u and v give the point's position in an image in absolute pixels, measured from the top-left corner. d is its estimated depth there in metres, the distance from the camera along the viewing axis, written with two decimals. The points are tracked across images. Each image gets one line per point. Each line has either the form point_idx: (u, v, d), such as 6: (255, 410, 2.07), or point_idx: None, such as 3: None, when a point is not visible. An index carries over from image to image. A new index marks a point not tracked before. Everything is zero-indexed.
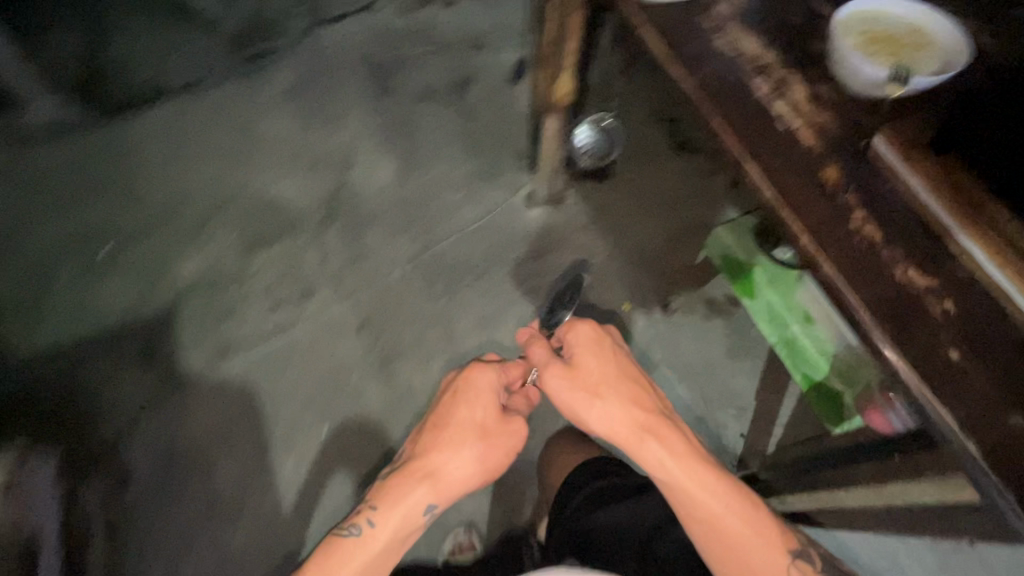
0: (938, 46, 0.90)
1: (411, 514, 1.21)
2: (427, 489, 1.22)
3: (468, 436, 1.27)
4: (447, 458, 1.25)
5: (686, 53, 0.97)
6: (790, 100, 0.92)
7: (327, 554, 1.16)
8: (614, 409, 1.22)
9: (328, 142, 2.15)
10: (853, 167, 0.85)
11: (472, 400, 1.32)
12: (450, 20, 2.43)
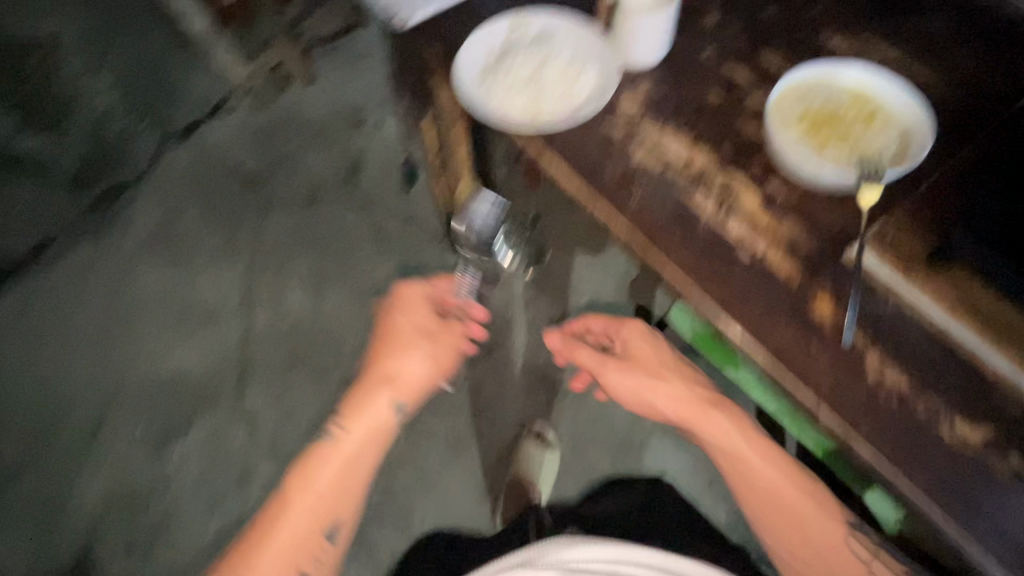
0: (895, 117, 0.75)
1: (379, 430, 1.10)
2: (392, 392, 1.11)
3: (423, 345, 1.12)
4: (409, 368, 1.11)
5: (609, 184, 0.81)
6: (744, 216, 0.77)
7: (306, 481, 1.02)
8: (681, 388, 1.05)
9: (206, 286, 1.60)
10: (849, 295, 0.71)
11: (412, 342, 1.12)
12: (313, 89, 1.81)
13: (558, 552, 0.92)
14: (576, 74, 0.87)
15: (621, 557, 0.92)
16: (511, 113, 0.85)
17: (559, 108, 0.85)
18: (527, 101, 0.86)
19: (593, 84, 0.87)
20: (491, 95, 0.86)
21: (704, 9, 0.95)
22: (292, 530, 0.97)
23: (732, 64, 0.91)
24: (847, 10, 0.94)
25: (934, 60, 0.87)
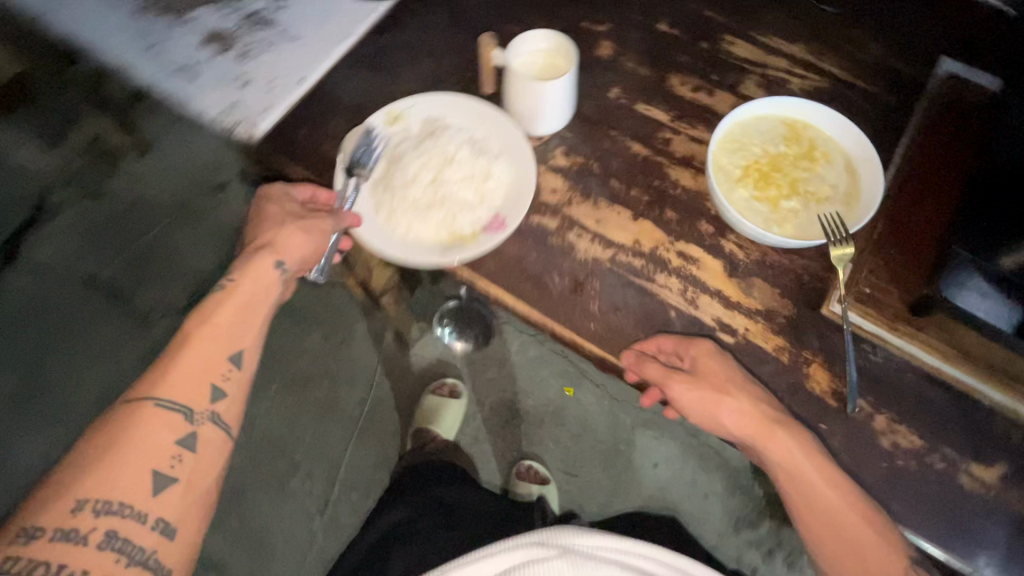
0: (835, 149, 0.69)
1: (257, 299, 0.74)
2: (275, 253, 0.74)
3: (292, 221, 0.74)
4: (284, 233, 0.74)
5: (560, 291, 0.70)
6: (712, 289, 0.70)
7: (198, 321, 0.70)
8: (740, 407, 0.65)
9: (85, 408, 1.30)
10: (839, 360, 0.66)
11: (283, 222, 0.74)
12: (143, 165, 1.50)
13: (567, 535, 0.69)
14: (484, 166, 0.72)
15: (634, 551, 0.69)
16: (422, 238, 0.69)
17: (478, 214, 0.70)
18: (438, 217, 0.70)
19: (510, 171, 0.72)
20: (391, 223, 0.70)
21: (594, 47, 0.85)
22: (186, 383, 0.66)
23: (644, 102, 0.81)
24: (739, 16, 0.87)
25: (835, 57, 0.84)
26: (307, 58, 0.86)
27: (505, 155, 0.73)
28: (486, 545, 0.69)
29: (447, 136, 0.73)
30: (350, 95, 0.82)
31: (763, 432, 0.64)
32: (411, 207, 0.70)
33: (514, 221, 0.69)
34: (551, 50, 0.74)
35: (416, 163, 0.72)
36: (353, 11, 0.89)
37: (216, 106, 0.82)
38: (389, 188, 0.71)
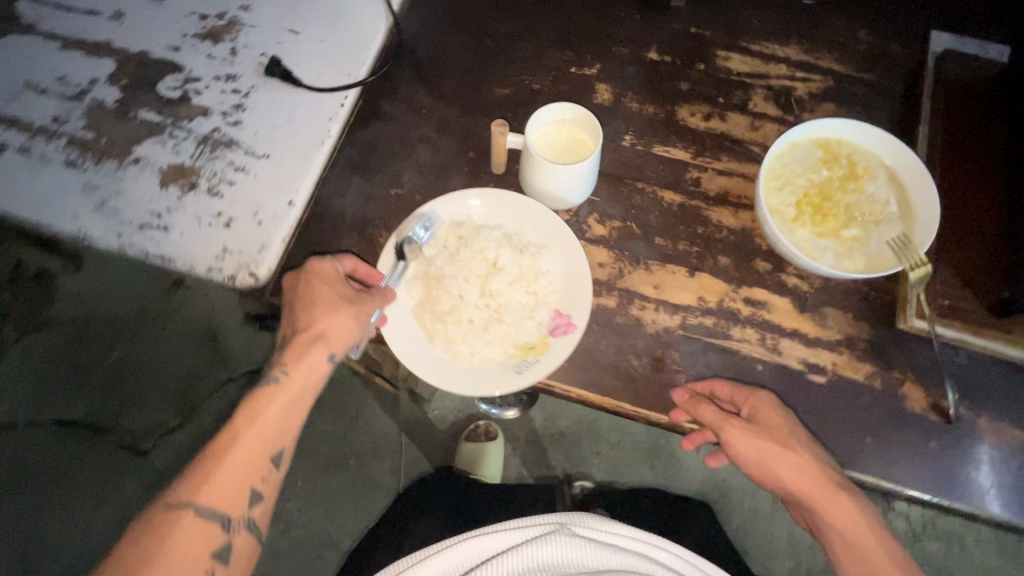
0: (873, 162, 0.68)
1: (307, 392, 0.63)
2: (327, 344, 0.62)
3: (346, 307, 0.62)
4: (340, 318, 0.62)
5: (642, 373, 0.67)
6: (789, 331, 0.68)
7: (246, 418, 0.60)
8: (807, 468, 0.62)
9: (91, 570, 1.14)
10: (929, 373, 0.66)
11: (336, 312, 0.62)
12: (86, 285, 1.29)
13: (588, 519, 0.66)
14: (530, 264, 0.67)
15: (654, 544, 0.65)
16: (490, 359, 0.64)
17: (539, 317, 0.65)
18: (500, 332, 0.65)
19: (556, 261, 0.67)
20: (452, 352, 0.64)
21: (592, 94, 0.80)
22: (224, 488, 0.57)
23: (661, 143, 0.77)
24: (725, 26, 0.84)
25: (833, 52, 0.81)
26: (287, 173, 0.76)
27: (547, 246, 0.68)
28: (514, 520, 0.66)
29: (482, 240, 0.68)
30: (351, 208, 0.74)
31: (822, 485, 0.62)
32: (468, 329, 0.65)
33: (581, 314, 0.64)
34: (573, 125, 0.69)
35: (458, 278, 0.67)
36: (321, 107, 0.80)
37: (203, 255, 0.72)
38: (438, 313, 0.65)
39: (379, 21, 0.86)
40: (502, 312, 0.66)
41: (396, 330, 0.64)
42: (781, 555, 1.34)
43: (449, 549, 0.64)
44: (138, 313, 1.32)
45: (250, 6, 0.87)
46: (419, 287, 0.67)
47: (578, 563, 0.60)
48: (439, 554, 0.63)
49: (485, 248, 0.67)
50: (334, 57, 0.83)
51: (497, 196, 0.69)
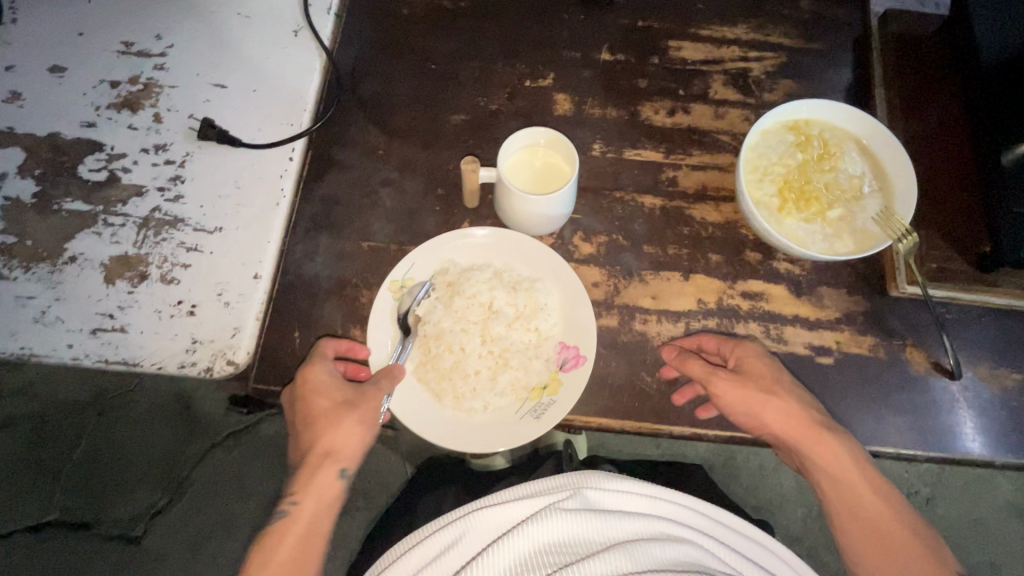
0: (842, 137, 0.68)
1: (324, 521, 0.57)
2: (336, 459, 0.58)
3: (347, 415, 0.58)
4: (353, 427, 0.58)
5: (658, 389, 0.65)
6: (790, 317, 0.68)
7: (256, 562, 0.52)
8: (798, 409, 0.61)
9: None
10: (927, 335, 0.67)
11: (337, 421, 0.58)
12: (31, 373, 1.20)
13: (596, 479, 0.59)
14: (528, 300, 0.65)
15: (661, 498, 0.60)
16: (504, 406, 0.61)
17: (546, 354, 0.63)
18: (509, 378, 0.62)
19: (553, 292, 0.65)
20: (465, 408, 0.61)
21: (552, 106, 0.77)
22: None
23: (631, 147, 0.75)
24: (671, 12, 0.82)
25: (781, 26, 0.81)
26: (246, 244, 0.71)
27: (540, 278, 0.66)
28: (520, 485, 0.61)
29: (474, 285, 0.65)
30: (324, 271, 0.69)
31: (804, 434, 0.59)
32: (476, 381, 0.62)
33: (587, 342, 0.62)
34: (547, 151, 0.66)
35: (456, 329, 0.64)
36: (268, 166, 0.74)
37: (170, 350, 0.66)
38: (442, 371, 0.62)
39: (312, 61, 0.80)
40: (507, 357, 0.63)
41: (402, 398, 0.61)
42: (794, 505, 1.39)
43: (475, 517, 0.58)
44: (99, 397, 1.18)
45: (165, 64, 0.80)
46: (417, 347, 0.64)
47: (587, 539, 0.54)
48: (464, 522, 0.58)
49: (478, 293, 0.65)
50: (271, 108, 0.77)
51: (480, 235, 0.67)
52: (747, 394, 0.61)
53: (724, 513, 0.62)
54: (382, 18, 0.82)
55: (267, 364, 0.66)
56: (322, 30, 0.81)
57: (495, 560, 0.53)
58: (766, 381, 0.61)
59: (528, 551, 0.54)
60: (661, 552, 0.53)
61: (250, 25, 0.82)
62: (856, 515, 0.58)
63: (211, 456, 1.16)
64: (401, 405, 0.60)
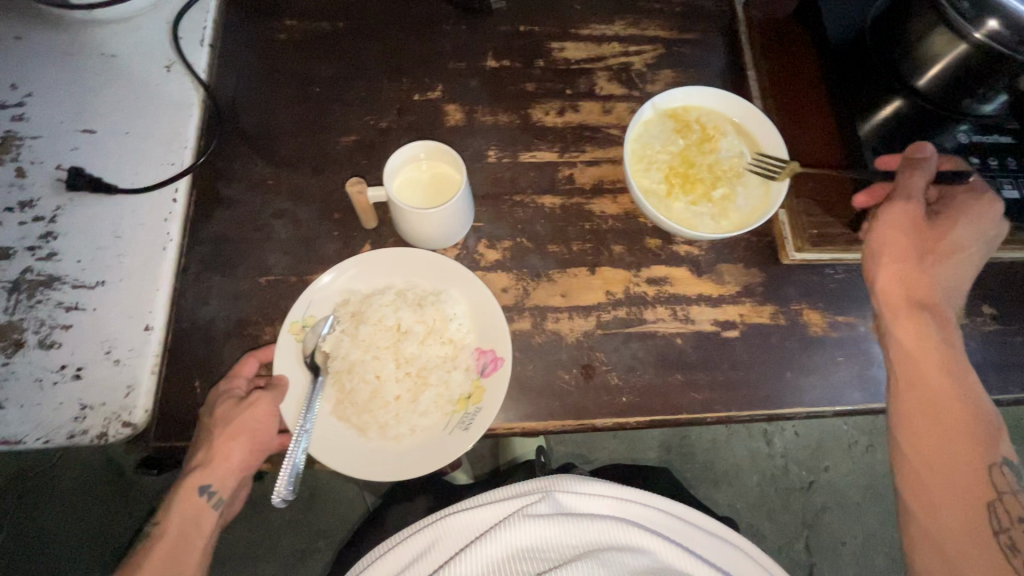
0: (717, 119, 0.72)
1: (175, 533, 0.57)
2: (199, 475, 0.57)
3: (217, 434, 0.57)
4: (219, 448, 0.57)
5: (577, 386, 0.66)
6: (694, 297, 0.71)
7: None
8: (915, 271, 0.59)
9: None
10: (818, 297, 0.72)
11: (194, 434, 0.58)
12: None
13: (569, 483, 0.59)
14: (434, 315, 0.65)
15: (633, 501, 0.59)
16: (430, 426, 0.61)
17: (464, 363, 0.63)
18: (431, 396, 0.62)
19: (459, 301, 0.65)
20: (391, 437, 0.60)
21: (443, 118, 0.77)
22: None
23: (525, 150, 0.76)
24: (552, 16, 0.84)
25: (655, 21, 0.84)
26: (132, 296, 0.66)
27: (444, 290, 0.66)
28: (495, 490, 0.60)
29: (376, 310, 0.65)
30: (220, 314, 0.66)
31: (899, 301, 0.59)
32: (398, 406, 0.61)
33: (502, 343, 0.62)
34: (431, 162, 0.66)
35: (367, 358, 0.64)
36: (150, 210, 0.70)
37: (56, 421, 0.61)
38: (360, 405, 0.61)
39: (189, 95, 0.77)
40: (425, 375, 0.63)
41: (321, 439, 0.59)
42: (748, 473, 1.44)
43: (443, 523, 0.57)
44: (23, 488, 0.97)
45: (24, 114, 0.74)
46: (331, 385, 0.63)
47: (560, 544, 0.53)
48: (435, 526, 0.57)
49: (383, 317, 0.65)
50: (148, 149, 0.73)
51: (377, 257, 0.66)
52: (892, 237, 0.60)
53: (697, 515, 0.61)
54: (260, 47, 0.80)
55: (168, 419, 0.62)
56: (196, 63, 0.78)
57: (466, 562, 0.52)
58: (919, 243, 0.59)
59: (502, 558, 0.52)
60: (632, 559, 0.52)
61: (117, 64, 0.78)
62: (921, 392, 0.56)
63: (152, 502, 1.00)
64: (322, 449, 0.58)
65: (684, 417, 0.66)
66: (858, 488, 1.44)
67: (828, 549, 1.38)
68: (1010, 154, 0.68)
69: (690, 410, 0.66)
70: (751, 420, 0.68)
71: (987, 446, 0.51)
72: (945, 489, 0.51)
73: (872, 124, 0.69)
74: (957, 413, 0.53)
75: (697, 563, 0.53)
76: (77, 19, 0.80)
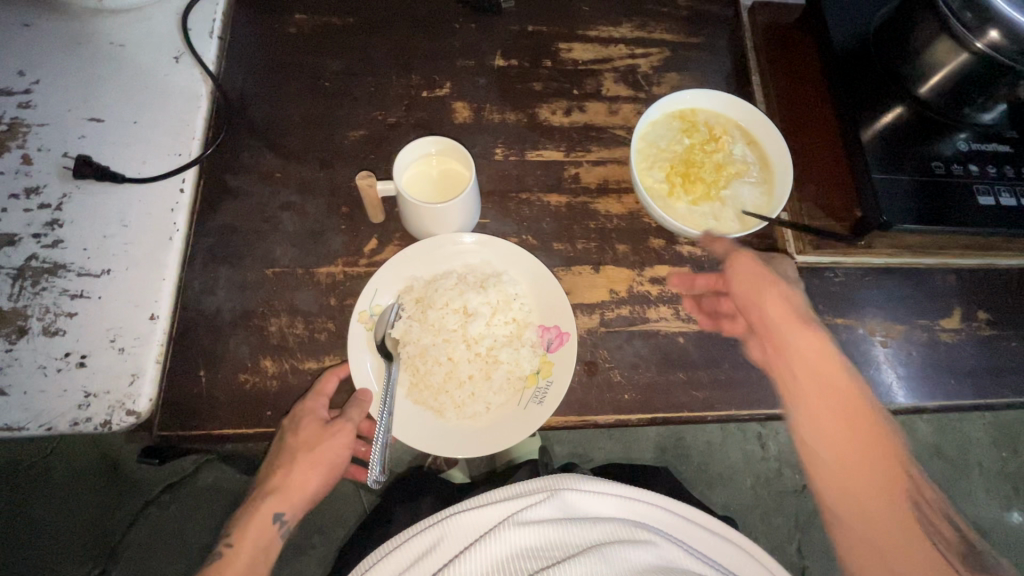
0: (723, 121, 0.73)
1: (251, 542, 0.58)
2: (275, 502, 0.60)
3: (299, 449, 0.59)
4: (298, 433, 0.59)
5: (579, 382, 0.67)
6: (697, 297, 0.71)
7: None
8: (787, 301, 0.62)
9: None
10: (817, 299, 0.73)
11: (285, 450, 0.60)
12: None
13: (573, 482, 0.59)
14: (499, 295, 0.65)
15: (637, 499, 0.60)
16: (500, 403, 0.62)
17: (530, 341, 0.64)
18: (503, 373, 0.63)
19: (520, 282, 0.66)
20: (468, 415, 0.61)
21: (451, 115, 0.78)
22: None
23: (531, 148, 0.77)
24: (559, 17, 0.85)
25: (661, 24, 0.85)
26: (138, 285, 0.66)
27: (504, 271, 0.66)
28: (500, 489, 0.60)
29: (443, 294, 0.64)
30: (226, 304, 0.66)
31: (788, 322, 0.61)
32: (472, 385, 0.62)
33: (566, 319, 0.64)
34: (440, 158, 0.66)
35: (439, 342, 0.64)
36: (157, 200, 0.71)
37: (60, 409, 0.61)
38: (436, 386, 0.62)
39: (198, 87, 0.77)
40: (494, 354, 0.64)
41: (402, 423, 0.60)
42: (742, 476, 1.45)
43: (448, 521, 0.58)
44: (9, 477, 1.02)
45: (31, 102, 0.74)
46: (404, 370, 0.63)
47: (564, 542, 0.53)
48: (440, 525, 0.58)
49: (449, 301, 0.64)
50: (156, 139, 0.74)
51: (438, 242, 0.66)
52: (750, 271, 0.63)
53: (697, 513, 0.62)
54: (270, 41, 0.80)
55: (172, 408, 0.62)
56: (205, 54, 0.79)
57: (470, 562, 0.52)
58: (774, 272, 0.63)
59: (507, 556, 0.53)
60: (635, 554, 0.52)
61: (126, 53, 0.78)
62: (827, 404, 0.58)
63: (146, 515, 1.01)
64: (405, 432, 0.59)
65: (685, 414, 0.67)
66: None
67: (819, 552, 1.41)
68: (1006, 163, 0.69)
69: (691, 408, 0.67)
70: (752, 420, 0.69)
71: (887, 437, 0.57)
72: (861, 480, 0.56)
73: (876, 129, 0.70)
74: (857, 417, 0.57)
75: (699, 561, 0.54)
76: (84, 7, 0.80)
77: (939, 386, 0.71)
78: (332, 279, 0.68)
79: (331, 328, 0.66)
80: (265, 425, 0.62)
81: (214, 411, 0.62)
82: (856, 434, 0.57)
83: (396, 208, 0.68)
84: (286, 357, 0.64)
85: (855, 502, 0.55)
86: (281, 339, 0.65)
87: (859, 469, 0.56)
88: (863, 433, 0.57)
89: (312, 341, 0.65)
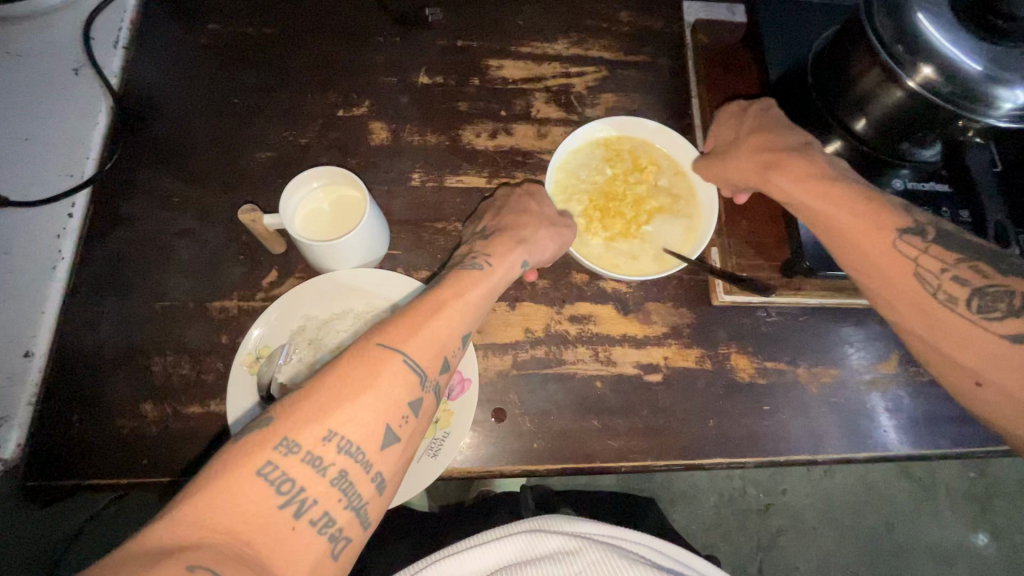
0: (649, 151, 0.69)
1: (390, 395, 0.46)
2: (420, 355, 0.49)
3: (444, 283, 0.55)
4: None
5: (486, 430, 0.63)
6: (618, 338, 0.67)
7: (299, 406, 0.43)
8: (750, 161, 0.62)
9: None
10: (747, 340, 0.69)
11: (442, 299, 0.53)
12: None
13: (554, 523, 0.55)
14: None
15: (627, 537, 0.56)
16: None
17: None
18: None
19: None
20: None
21: (367, 136, 0.73)
22: (240, 499, 0.38)
23: (451, 173, 0.72)
24: (490, 31, 0.80)
25: (599, 41, 0.80)
26: (13, 318, 0.62)
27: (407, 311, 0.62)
28: (471, 539, 0.54)
29: (337, 336, 0.61)
30: (108, 341, 0.62)
31: (763, 179, 0.61)
32: None
33: (468, 364, 0.60)
34: (324, 192, 0.61)
35: None
36: (43, 225, 0.66)
37: None
38: None
39: (96, 101, 0.72)
40: None
41: None
42: (705, 495, 1.42)
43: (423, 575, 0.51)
44: None
45: None
46: None
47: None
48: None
49: (342, 343, 0.61)
50: (46, 160, 0.69)
51: (335, 278, 0.62)
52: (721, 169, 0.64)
53: (675, 548, 0.57)
54: (179, 51, 0.75)
55: (41, 456, 0.58)
56: (107, 66, 0.74)
57: None
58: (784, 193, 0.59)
59: None
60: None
61: (23, 64, 0.73)
62: (857, 262, 0.55)
63: None
64: None
65: (598, 465, 0.63)
66: (815, 511, 1.43)
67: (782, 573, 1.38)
68: (946, 204, 0.65)
69: (605, 458, 0.63)
70: (672, 470, 0.65)
71: (889, 228, 0.54)
72: (885, 284, 0.54)
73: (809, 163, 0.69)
74: (867, 240, 0.54)
75: None
76: None
77: (874, 435, 0.68)
78: (225, 315, 0.64)
79: (220, 369, 0.62)
80: (140, 475, 0.58)
81: (86, 459, 0.58)
82: (883, 267, 0.54)
83: (276, 241, 0.63)
84: (169, 401, 0.60)
85: (870, 277, 0.55)
86: (165, 381, 0.61)
87: (887, 274, 0.54)
88: (898, 290, 0.54)
89: (198, 382, 0.61)
